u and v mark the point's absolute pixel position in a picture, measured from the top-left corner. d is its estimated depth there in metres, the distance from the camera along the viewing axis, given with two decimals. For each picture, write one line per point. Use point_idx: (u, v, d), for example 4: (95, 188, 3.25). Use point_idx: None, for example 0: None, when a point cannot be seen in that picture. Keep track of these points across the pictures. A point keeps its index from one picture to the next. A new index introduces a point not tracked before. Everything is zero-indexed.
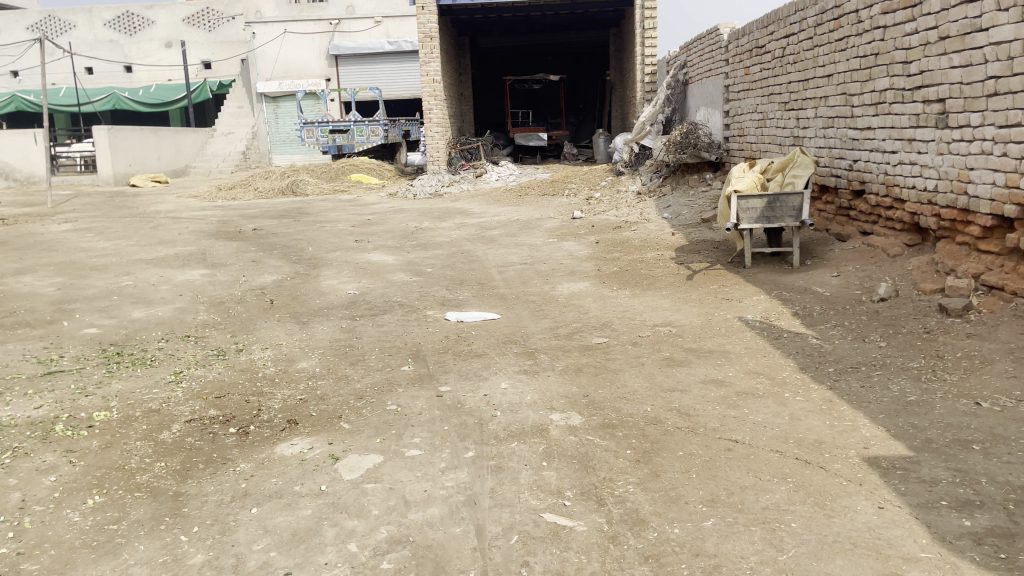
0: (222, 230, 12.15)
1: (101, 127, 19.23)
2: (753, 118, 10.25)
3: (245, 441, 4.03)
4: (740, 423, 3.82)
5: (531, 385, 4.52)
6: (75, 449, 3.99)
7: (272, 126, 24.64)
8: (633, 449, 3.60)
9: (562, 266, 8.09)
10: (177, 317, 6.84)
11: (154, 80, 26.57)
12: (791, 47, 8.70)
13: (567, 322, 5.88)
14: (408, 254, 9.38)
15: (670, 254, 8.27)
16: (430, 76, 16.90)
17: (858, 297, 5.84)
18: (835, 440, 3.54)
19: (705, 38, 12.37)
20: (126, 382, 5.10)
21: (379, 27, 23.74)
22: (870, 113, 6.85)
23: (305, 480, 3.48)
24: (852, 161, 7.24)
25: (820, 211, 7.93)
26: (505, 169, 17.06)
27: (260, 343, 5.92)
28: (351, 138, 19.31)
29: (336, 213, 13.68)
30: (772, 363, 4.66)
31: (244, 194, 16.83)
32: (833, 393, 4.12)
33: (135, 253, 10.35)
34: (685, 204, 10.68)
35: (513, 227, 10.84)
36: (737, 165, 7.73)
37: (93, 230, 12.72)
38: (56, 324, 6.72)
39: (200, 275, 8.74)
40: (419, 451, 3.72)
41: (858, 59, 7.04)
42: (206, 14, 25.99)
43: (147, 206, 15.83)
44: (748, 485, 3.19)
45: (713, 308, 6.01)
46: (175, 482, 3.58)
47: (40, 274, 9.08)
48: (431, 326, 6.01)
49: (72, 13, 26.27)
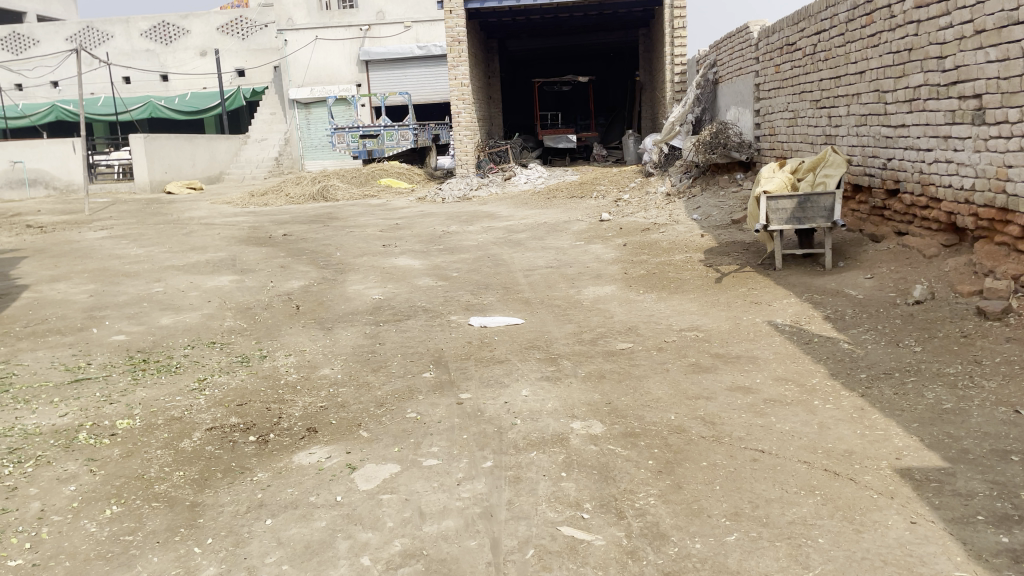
0: (253, 236, 12.25)
1: (138, 135, 19.52)
2: (784, 117, 10.06)
3: (264, 450, 4.01)
4: (767, 432, 3.70)
5: (553, 393, 4.44)
6: (96, 458, 4.01)
7: (304, 132, 24.74)
8: (655, 459, 3.50)
9: (589, 269, 8.00)
10: (204, 324, 6.88)
11: (189, 88, 26.94)
12: (822, 44, 8.52)
13: (592, 327, 5.79)
14: (434, 258, 9.36)
15: (699, 256, 8.13)
16: (459, 79, 16.90)
17: (891, 299, 5.67)
18: (866, 450, 3.41)
19: (734, 36, 12.19)
20: (150, 389, 5.12)
21: (409, 32, 23.89)
22: (904, 110, 6.66)
23: (321, 490, 3.44)
24: (886, 159, 7.05)
25: (854, 211, 7.73)
26: (534, 171, 16.97)
27: (284, 349, 5.92)
28: (382, 143, 19.39)
29: (366, 217, 13.72)
30: (801, 369, 4.53)
31: (276, 200, 16.97)
32: (865, 400, 3.99)
33: (167, 259, 10.46)
34: (715, 205, 10.52)
35: (540, 230, 10.77)
36: (767, 165, 7.56)
37: (128, 236, 12.89)
38: (86, 331, 6.79)
39: (229, 281, 8.80)
40: (437, 460, 3.66)
41: (890, 55, 6.85)
42: (240, 23, 26.29)
43: (181, 212, 16.02)
44: (774, 498, 3.08)
45: (741, 312, 5.88)
46: (193, 492, 3.57)
47: (74, 281, 9.21)
48: (454, 332, 5.95)
49: (110, 24, 26.74)
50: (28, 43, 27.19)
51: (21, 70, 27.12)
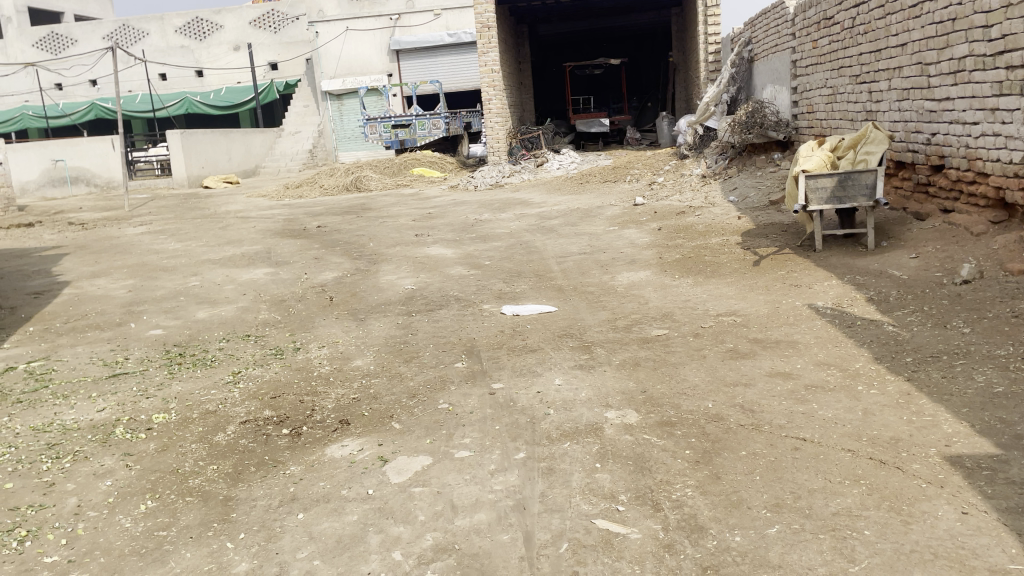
0: (288, 229, 12.33)
1: (175, 131, 19.73)
2: (822, 94, 9.80)
3: (297, 443, 3.99)
4: (808, 419, 3.58)
5: (587, 381, 4.36)
6: (132, 453, 4.02)
7: (337, 124, 24.81)
8: (692, 449, 3.41)
9: (623, 255, 7.87)
10: (239, 317, 6.92)
11: (223, 83, 27.22)
12: (862, 17, 8.26)
13: (626, 314, 5.69)
14: (467, 246, 9.31)
15: (736, 239, 7.96)
16: (489, 66, 16.80)
17: (938, 279, 5.47)
18: (914, 437, 3.28)
19: (770, 12, 11.90)
20: (186, 383, 5.15)
21: (438, 19, 23.82)
22: (948, 82, 6.42)
23: (352, 483, 3.41)
24: (930, 134, 6.81)
25: (897, 188, 7.50)
26: (566, 157, 16.81)
27: (318, 341, 5.92)
28: (414, 132, 19.38)
29: (398, 207, 13.72)
30: (844, 353, 4.39)
31: (311, 192, 17.07)
32: (911, 384, 3.84)
33: (204, 253, 10.57)
34: (752, 186, 10.31)
35: (573, 216, 10.65)
36: (805, 144, 7.36)
37: (166, 231, 13.06)
38: (124, 326, 6.87)
39: (264, 274, 8.85)
40: (469, 451, 3.61)
41: (933, 25, 6.60)
42: (272, 16, 26.44)
43: (218, 206, 16.18)
44: (817, 488, 2.97)
45: (780, 295, 5.73)
46: (226, 486, 3.56)
47: (114, 277, 9.35)
48: (487, 321, 5.89)
49: (145, 21, 27.11)
50: (67, 43, 27.73)
51: (60, 70, 27.63)
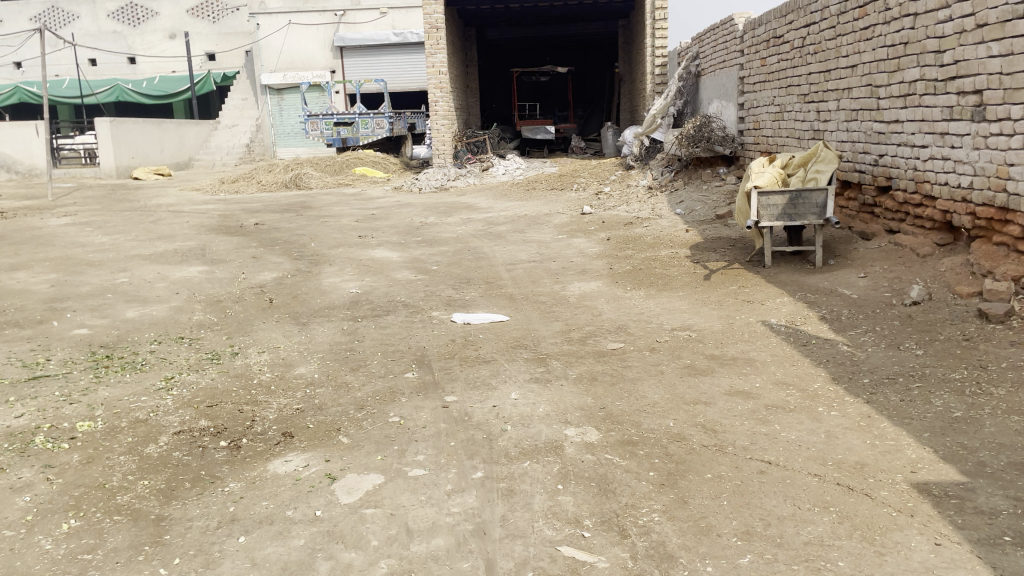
0: (224, 225, 11.85)
1: (105, 118, 18.91)
2: (770, 111, 9.90)
3: (236, 457, 3.74)
4: (772, 441, 3.51)
5: (544, 396, 4.22)
6: (54, 465, 3.71)
7: (276, 119, 24.12)
8: (656, 471, 3.30)
9: (573, 264, 7.78)
10: (172, 317, 6.56)
11: (158, 72, 26.28)
12: (812, 37, 8.37)
13: (580, 326, 5.58)
14: (413, 250, 9.09)
15: (685, 252, 7.95)
16: (436, 67, 16.55)
17: (888, 300, 5.52)
18: (879, 463, 3.24)
19: (718, 28, 12.03)
20: (113, 388, 4.81)
21: (384, 18, 23.41)
22: (898, 105, 6.52)
23: (298, 504, 3.19)
24: (877, 156, 6.91)
25: (842, 207, 7.59)
26: (512, 162, 16.69)
27: (257, 346, 5.63)
28: (357, 131, 18.99)
29: (340, 207, 13.39)
30: (802, 373, 4.36)
31: (248, 188, 16.56)
32: (871, 407, 3.82)
33: (134, 248, 10.07)
34: (698, 199, 10.36)
35: (520, 222, 10.54)
36: (756, 160, 7.38)
37: (93, 224, 12.41)
38: (46, 324, 6.44)
39: (199, 272, 8.46)
40: (424, 470, 3.42)
41: (884, 48, 6.70)
42: (210, 5, 25.68)
43: (148, 199, 15.53)
44: (786, 515, 2.89)
45: (734, 311, 5.70)
46: (159, 504, 3.29)
47: (35, 270, 8.80)
48: (436, 329, 5.71)
49: (75, 4, 26.04)
50: None
51: None
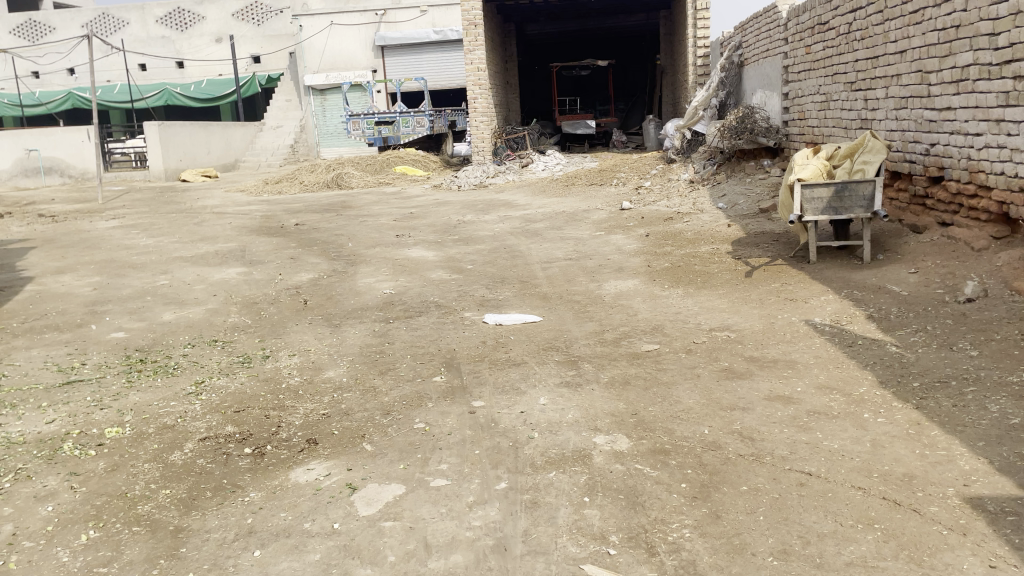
0: (265, 226, 11.92)
1: (153, 122, 19.26)
2: (815, 100, 9.57)
3: (258, 465, 3.67)
4: (813, 450, 3.31)
5: (574, 401, 4.08)
6: (79, 473, 3.69)
7: (320, 120, 24.36)
8: (689, 482, 3.14)
9: (610, 262, 7.61)
10: (207, 320, 6.57)
11: (205, 75, 26.69)
12: (858, 23, 8.05)
13: (614, 326, 5.41)
14: (449, 249, 9.00)
15: (726, 248, 7.71)
16: (474, 64, 16.45)
17: (941, 297, 5.24)
18: (928, 475, 3.03)
19: (761, 16, 11.70)
20: (144, 393, 4.80)
21: (424, 17, 23.39)
22: (950, 92, 6.20)
23: (316, 515, 3.10)
24: (929, 145, 6.60)
25: (892, 199, 7.28)
26: (552, 158, 16.52)
27: (288, 349, 5.59)
28: (397, 130, 19.01)
29: (379, 206, 13.38)
30: (847, 376, 4.14)
31: (290, 188, 16.68)
32: (920, 413, 3.59)
33: (176, 250, 10.18)
34: (741, 193, 10.09)
35: (558, 219, 10.38)
36: (800, 151, 7.10)
37: (138, 226, 12.60)
38: (85, 328, 6.50)
39: (237, 273, 8.49)
40: (446, 480, 3.31)
41: (935, 32, 6.39)
42: (255, 8, 25.99)
43: (195, 201, 15.74)
44: (827, 532, 2.71)
45: (776, 309, 5.48)
46: (178, 514, 3.24)
47: (80, 273, 8.94)
48: (467, 331, 5.60)
49: (126, 10, 26.60)
50: (45, 30, 27.16)
51: (35, 57, 27.04)
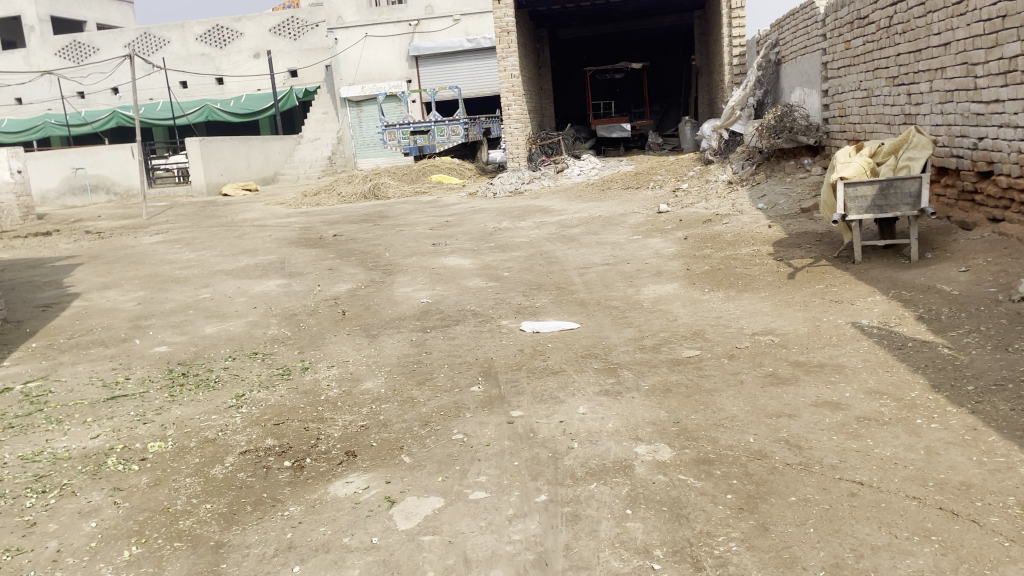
0: (303, 238, 12.03)
1: (194, 138, 19.60)
2: (856, 96, 9.37)
3: (298, 478, 3.67)
4: (864, 458, 3.20)
5: (614, 410, 4.00)
6: (122, 488, 3.72)
7: (356, 130, 24.57)
8: (735, 494, 3.04)
9: (648, 266, 7.51)
10: (247, 333, 6.62)
11: (244, 90, 27.14)
12: (899, 16, 7.86)
13: (654, 332, 5.33)
14: (485, 257, 8.97)
15: (767, 249, 7.56)
16: (508, 71, 16.45)
17: (994, 295, 5.06)
18: (987, 483, 2.89)
19: (798, 13, 11.49)
20: (186, 407, 4.84)
21: (458, 25, 23.62)
22: (998, 84, 6.01)
23: (355, 530, 3.08)
24: (976, 139, 6.39)
25: (940, 196, 7.07)
26: (587, 162, 16.43)
27: (327, 360, 5.61)
28: (432, 139, 19.06)
29: (416, 215, 13.42)
30: (898, 380, 4.00)
31: (328, 200, 16.83)
32: (976, 418, 3.45)
33: (217, 263, 10.31)
34: (781, 193, 9.90)
35: (594, 224, 10.30)
36: (842, 149, 6.93)
37: (181, 241, 12.80)
38: (129, 342, 6.60)
39: (276, 285, 8.56)
40: (485, 493, 3.26)
41: (980, 23, 6.19)
42: (291, 23, 26.38)
43: (235, 214, 15.97)
44: (881, 545, 2.60)
45: (821, 312, 5.34)
46: (218, 529, 3.24)
47: (125, 289, 9.10)
48: (505, 339, 5.55)
49: (166, 29, 27.24)
50: (89, 51, 27.87)
51: (80, 78, 27.75)
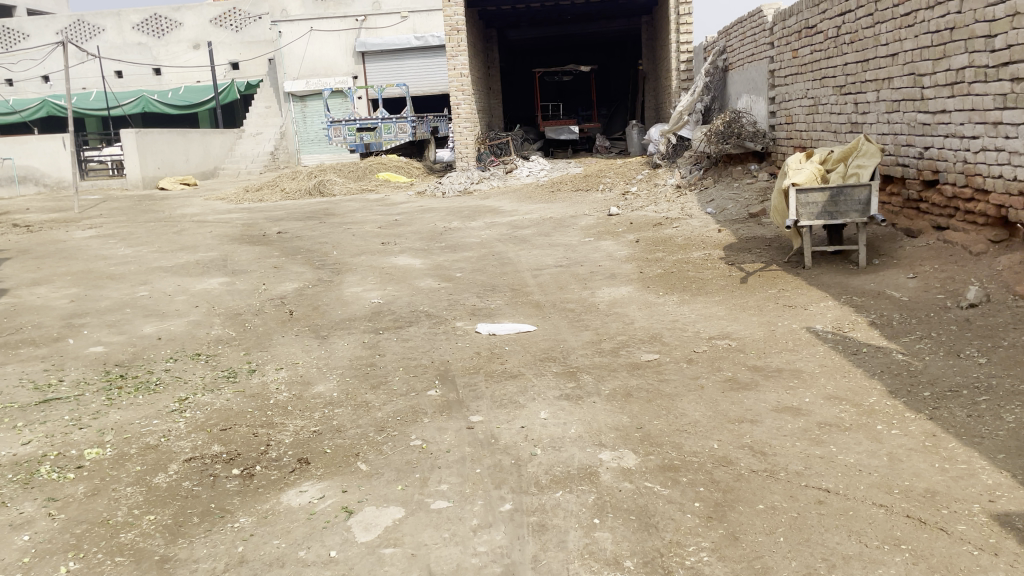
0: (246, 234, 11.71)
1: (130, 130, 18.95)
2: (803, 104, 9.53)
3: (248, 487, 3.50)
4: (829, 465, 3.19)
5: (576, 415, 3.93)
6: (57, 498, 3.49)
7: (300, 126, 24.26)
8: (702, 502, 3.00)
9: (602, 268, 7.49)
10: (189, 333, 6.36)
11: (182, 82, 26.37)
12: (847, 26, 8.00)
13: (611, 335, 5.29)
14: (436, 257, 8.84)
15: (718, 253, 7.62)
16: (457, 69, 16.30)
17: (942, 302, 5.16)
18: (951, 491, 2.91)
19: (746, 21, 11.66)
20: (125, 411, 4.60)
21: (405, 22, 23.25)
22: (944, 94, 6.15)
23: (312, 542, 2.94)
24: (922, 148, 6.54)
25: (885, 203, 7.21)
26: (536, 163, 16.40)
27: (274, 362, 5.41)
28: (379, 136, 18.79)
29: (363, 213, 13.20)
30: (855, 386, 4.02)
31: (271, 196, 16.45)
32: (935, 424, 3.49)
33: (156, 260, 9.94)
34: (729, 198, 10.02)
35: (546, 225, 10.26)
36: (793, 156, 7.01)
37: (117, 236, 12.34)
38: (62, 342, 6.28)
39: (219, 284, 8.28)
40: (447, 502, 3.15)
41: (928, 35, 6.33)
42: (233, 14, 25.69)
43: (173, 209, 15.47)
44: (852, 555, 2.58)
45: (775, 316, 5.38)
46: (164, 543, 3.06)
47: (57, 285, 8.69)
48: (460, 341, 5.45)
49: (101, 17, 26.22)
50: (18, 37, 26.72)
51: (8, 65, 26.61)
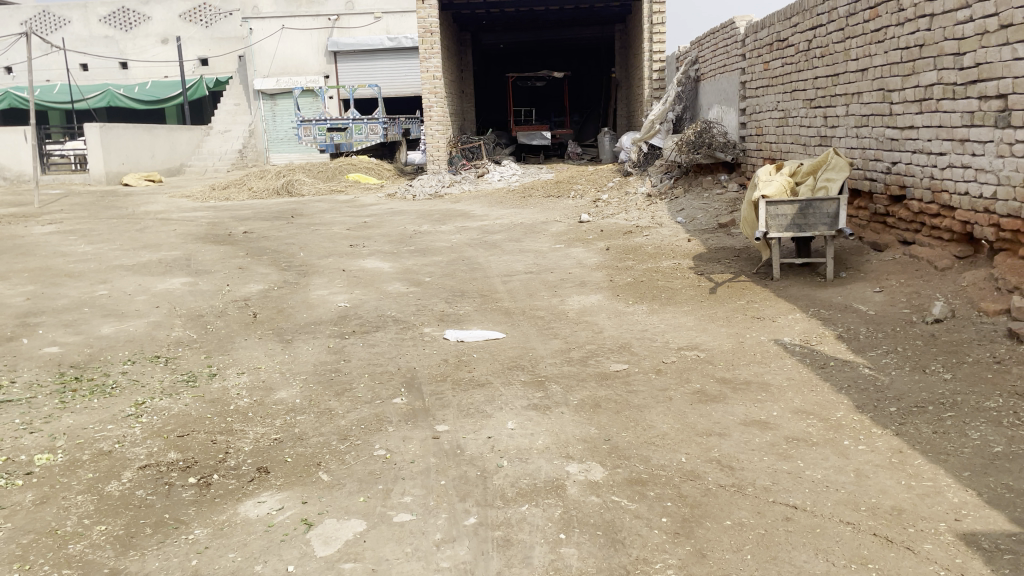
0: (211, 234, 11.50)
1: (93, 124, 18.59)
2: (773, 116, 9.59)
3: (204, 497, 3.39)
4: (796, 480, 3.18)
5: (544, 426, 3.88)
6: (4, 507, 3.36)
7: (269, 124, 23.89)
8: (669, 517, 2.96)
9: (572, 275, 7.46)
10: (149, 334, 6.20)
11: (150, 77, 25.94)
12: (818, 40, 8.07)
13: (580, 344, 5.25)
14: (405, 261, 8.74)
15: (688, 263, 7.62)
16: (430, 72, 16.20)
17: (908, 316, 5.21)
18: (917, 508, 2.91)
19: (718, 32, 11.73)
20: (79, 415, 4.45)
21: (379, 23, 23.08)
22: (913, 110, 6.21)
23: (269, 556, 2.84)
24: (890, 163, 6.60)
25: (852, 217, 7.28)
26: (508, 168, 16.35)
27: (236, 366, 5.29)
28: (350, 137, 18.63)
29: (332, 214, 13.05)
30: (822, 400, 4.03)
31: (239, 195, 16.21)
32: (901, 440, 3.49)
33: (117, 258, 9.72)
34: (699, 207, 10.06)
35: (516, 231, 10.21)
36: (763, 168, 7.05)
37: (77, 232, 12.07)
38: (15, 341, 6.08)
39: (182, 284, 8.11)
40: (411, 515, 3.08)
41: (897, 51, 6.40)
42: (203, 9, 25.32)
43: (137, 206, 15.18)
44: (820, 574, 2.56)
45: (744, 328, 5.38)
46: (114, 555, 2.95)
47: (12, 282, 8.45)
48: (428, 348, 5.37)
49: (67, 9, 25.70)
50: None
51: None
